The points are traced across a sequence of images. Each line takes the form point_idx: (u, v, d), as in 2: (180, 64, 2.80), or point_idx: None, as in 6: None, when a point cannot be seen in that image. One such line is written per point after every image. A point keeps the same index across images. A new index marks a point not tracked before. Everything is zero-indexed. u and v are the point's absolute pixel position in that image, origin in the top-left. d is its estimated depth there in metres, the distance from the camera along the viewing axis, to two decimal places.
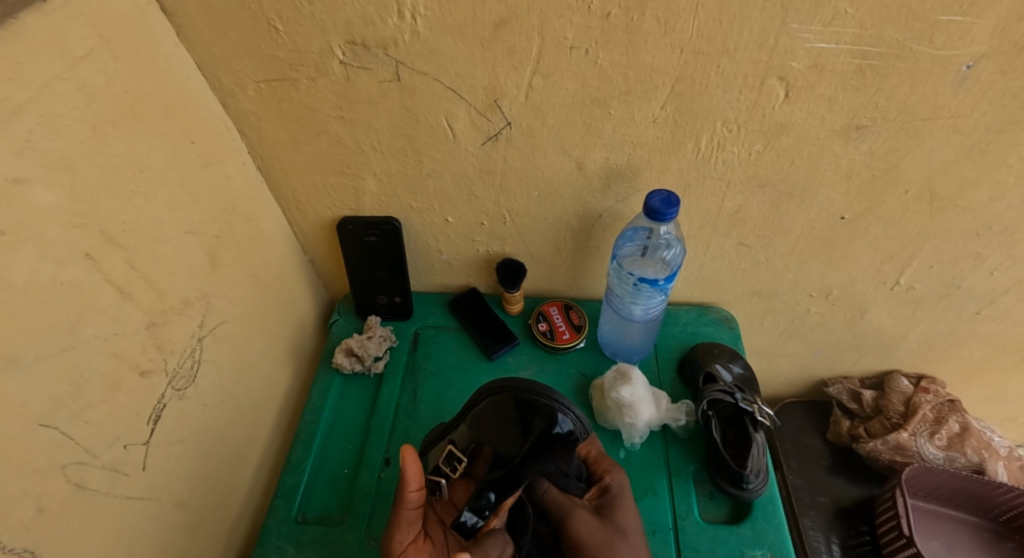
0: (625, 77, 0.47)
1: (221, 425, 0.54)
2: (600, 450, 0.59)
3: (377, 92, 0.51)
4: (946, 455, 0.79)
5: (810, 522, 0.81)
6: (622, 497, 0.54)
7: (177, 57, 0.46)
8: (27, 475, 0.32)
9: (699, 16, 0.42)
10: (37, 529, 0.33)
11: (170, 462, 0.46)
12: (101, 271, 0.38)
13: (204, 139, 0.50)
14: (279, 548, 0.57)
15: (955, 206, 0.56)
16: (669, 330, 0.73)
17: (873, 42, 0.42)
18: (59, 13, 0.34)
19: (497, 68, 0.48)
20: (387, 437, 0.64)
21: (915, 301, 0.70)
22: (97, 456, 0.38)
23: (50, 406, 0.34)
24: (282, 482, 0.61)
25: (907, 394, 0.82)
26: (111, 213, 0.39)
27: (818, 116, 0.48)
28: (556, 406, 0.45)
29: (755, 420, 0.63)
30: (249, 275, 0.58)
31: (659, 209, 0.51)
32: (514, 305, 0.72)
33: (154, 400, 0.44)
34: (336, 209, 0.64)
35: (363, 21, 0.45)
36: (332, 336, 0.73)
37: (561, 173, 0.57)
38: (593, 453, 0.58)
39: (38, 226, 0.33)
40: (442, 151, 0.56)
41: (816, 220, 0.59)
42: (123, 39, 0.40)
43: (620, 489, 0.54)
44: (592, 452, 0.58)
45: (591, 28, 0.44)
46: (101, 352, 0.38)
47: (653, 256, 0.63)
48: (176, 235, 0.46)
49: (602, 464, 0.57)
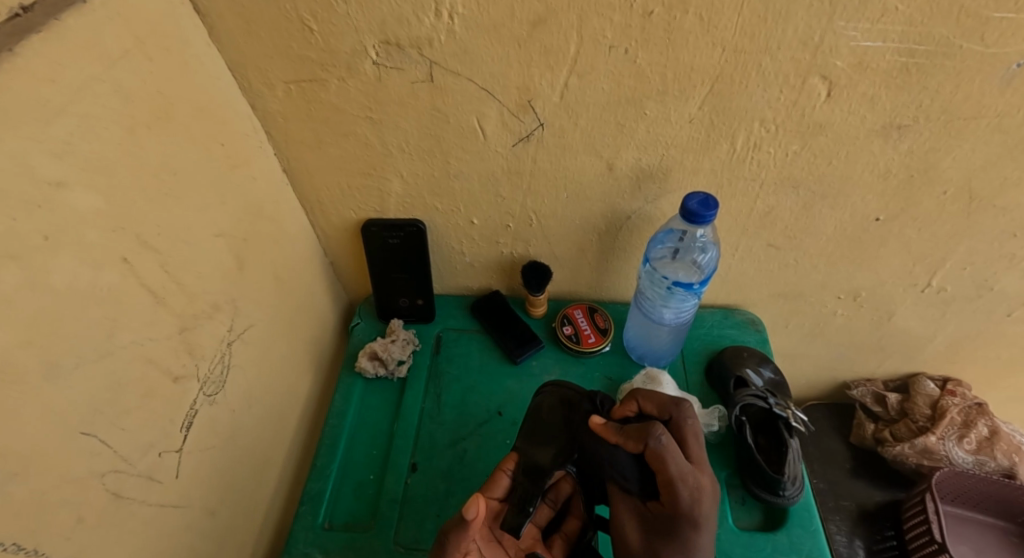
0: (662, 76, 0.46)
1: (248, 431, 0.53)
2: (676, 465, 0.43)
3: (407, 93, 0.50)
4: (976, 459, 0.78)
5: (836, 526, 0.80)
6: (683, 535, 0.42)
7: (207, 58, 0.46)
8: (68, 484, 0.32)
9: (742, 14, 0.41)
10: (78, 538, 0.33)
11: (200, 468, 0.46)
12: (136, 275, 0.37)
13: (232, 141, 0.49)
14: (307, 554, 0.56)
15: (992, 207, 0.55)
16: (696, 332, 0.73)
17: (921, 39, 0.42)
18: (97, 13, 0.34)
19: (532, 68, 0.47)
20: (413, 442, 0.63)
21: (945, 303, 0.69)
22: (134, 465, 0.37)
23: (89, 414, 0.33)
24: (307, 487, 0.60)
25: (933, 397, 0.80)
26: (146, 216, 0.38)
27: (858, 116, 0.48)
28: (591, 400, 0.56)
29: (790, 425, 0.61)
30: (274, 278, 0.57)
31: (697, 210, 0.50)
32: (538, 308, 0.72)
33: (186, 406, 0.43)
34: (360, 211, 0.64)
35: (397, 20, 0.44)
36: (354, 340, 0.72)
37: (591, 174, 0.56)
38: (666, 469, 0.43)
39: (77, 231, 0.32)
40: (471, 151, 0.55)
41: (848, 221, 0.59)
42: (155, 39, 0.39)
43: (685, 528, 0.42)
44: (667, 468, 0.43)
45: (630, 26, 0.43)
46: (137, 358, 0.38)
47: (685, 258, 0.61)
48: (207, 238, 0.45)
49: (672, 489, 0.43)
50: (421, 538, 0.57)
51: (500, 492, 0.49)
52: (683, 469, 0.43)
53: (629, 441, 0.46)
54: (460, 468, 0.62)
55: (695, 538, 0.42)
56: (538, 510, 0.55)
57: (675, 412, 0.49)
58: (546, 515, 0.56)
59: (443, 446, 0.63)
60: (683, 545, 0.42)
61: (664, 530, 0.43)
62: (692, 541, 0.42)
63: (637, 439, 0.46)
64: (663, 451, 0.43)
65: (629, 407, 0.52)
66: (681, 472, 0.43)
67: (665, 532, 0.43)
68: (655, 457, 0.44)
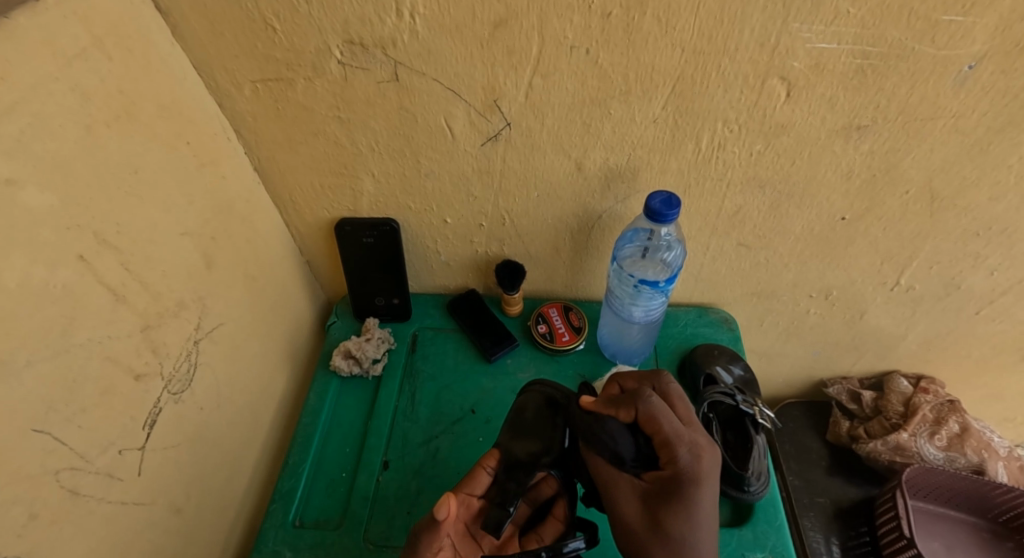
0: (625, 77, 0.47)
1: (217, 428, 0.53)
2: (670, 423, 0.45)
3: (375, 92, 0.50)
4: (946, 456, 0.79)
5: (809, 523, 0.81)
6: (688, 495, 0.42)
7: (171, 57, 0.46)
8: (21, 481, 0.32)
9: (699, 15, 0.42)
10: (30, 536, 0.33)
11: (164, 467, 0.46)
12: (94, 274, 0.37)
13: (199, 140, 0.49)
14: (277, 552, 0.56)
15: (954, 206, 0.56)
16: (669, 331, 0.73)
17: (874, 42, 0.42)
18: (52, 11, 0.34)
19: (496, 67, 0.47)
20: (386, 439, 0.64)
21: (914, 302, 0.70)
22: (92, 463, 0.37)
23: (42, 411, 0.33)
24: (279, 486, 0.60)
25: (906, 395, 0.82)
26: (106, 214, 0.38)
27: (818, 117, 0.48)
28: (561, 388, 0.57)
29: (756, 422, 0.63)
30: (246, 277, 0.58)
31: (660, 209, 0.50)
32: (513, 307, 0.72)
33: (149, 404, 0.44)
34: (334, 210, 0.64)
35: (361, 20, 0.44)
36: (330, 338, 0.73)
37: (561, 173, 0.57)
38: (661, 428, 0.45)
39: (29, 229, 0.32)
40: (441, 151, 0.56)
41: (815, 221, 0.59)
42: (116, 38, 0.39)
43: (688, 484, 0.42)
44: (660, 427, 0.45)
45: (590, 28, 0.43)
46: (95, 357, 0.38)
47: (654, 257, 0.63)
48: (171, 236, 0.46)
49: (670, 449, 0.44)
50: (391, 535, 0.57)
51: (480, 489, 0.49)
52: (677, 427, 0.44)
53: (621, 412, 0.47)
54: (432, 466, 0.62)
55: (697, 497, 0.42)
56: (518, 509, 0.56)
57: (654, 383, 0.50)
58: (525, 513, 0.56)
59: (416, 444, 0.63)
60: (684, 501, 0.42)
61: (666, 489, 0.43)
62: (693, 500, 0.42)
63: (627, 408, 0.47)
64: (654, 410, 0.46)
65: (610, 389, 0.52)
66: (674, 429, 0.45)
67: (665, 497, 0.43)
68: (651, 416, 0.46)
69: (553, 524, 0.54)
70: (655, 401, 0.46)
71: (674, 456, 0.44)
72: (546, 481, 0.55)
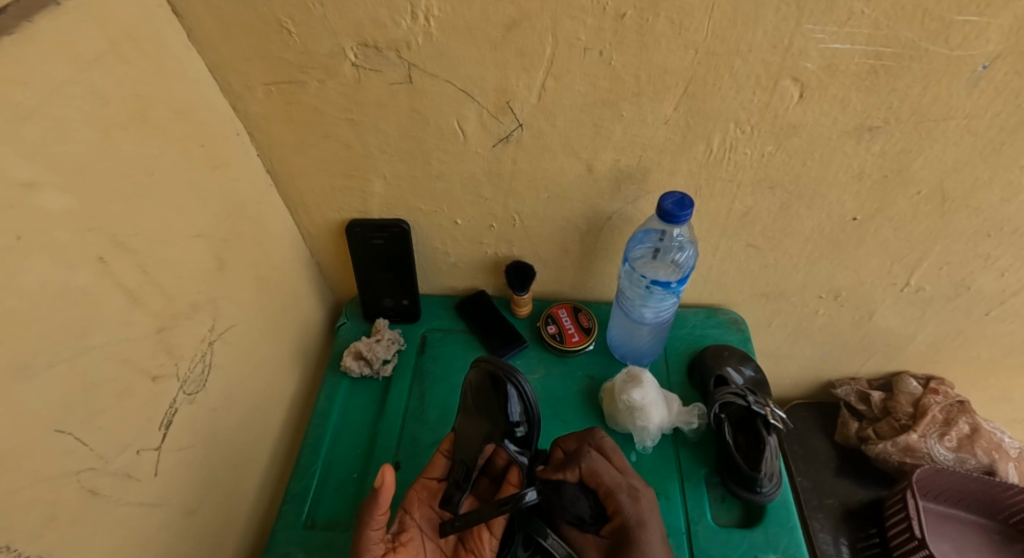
0: (637, 78, 0.47)
1: (230, 429, 0.53)
2: (608, 475, 0.50)
3: (387, 94, 0.50)
4: (957, 456, 0.79)
5: (819, 524, 0.81)
6: (637, 537, 0.46)
7: (186, 60, 0.46)
8: (39, 483, 0.32)
9: (712, 16, 0.42)
10: (49, 537, 0.33)
11: (179, 467, 0.46)
12: (112, 275, 0.38)
13: (212, 142, 0.49)
14: (289, 553, 0.56)
15: (966, 207, 0.56)
16: (678, 332, 0.73)
17: (887, 42, 0.42)
18: (70, 15, 0.34)
19: (508, 69, 0.47)
20: (396, 440, 0.64)
21: (924, 303, 0.70)
22: (109, 463, 0.38)
23: (62, 413, 0.34)
24: (290, 487, 0.61)
25: (916, 395, 0.81)
26: (123, 217, 0.39)
27: (830, 117, 0.48)
28: (511, 373, 0.53)
29: (768, 423, 0.62)
30: (257, 279, 0.58)
31: (672, 210, 0.50)
32: (522, 308, 0.72)
33: (165, 405, 0.44)
34: (344, 212, 0.64)
35: (374, 23, 0.45)
36: (339, 340, 0.73)
37: (571, 175, 0.57)
38: (603, 480, 0.49)
39: (49, 231, 0.32)
40: (452, 152, 0.56)
41: (826, 221, 0.59)
42: (132, 42, 0.40)
43: (634, 527, 0.46)
44: (603, 479, 0.50)
45: (603, 29, 0.43)
46: (112, 357, 0.38)
47: (664, 258, 0.62)
48: (185, 239, 0.46)
49: (613, 498, 0.49)
50: None
51: (439, 472, 0.55)
52: (616, 479, 0.49)
53: (567, 473, 0.51)
54: None
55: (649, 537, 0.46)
56: (478, 482, 0.57)
57: (590, 438, 0.54)
58: (486, 488, 0.57)
59: (426, 445, 0.63)
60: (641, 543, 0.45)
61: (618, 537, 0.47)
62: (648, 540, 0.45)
63: (573, 468, 0.51)
64: (594, 465, 0.50)
65: (555, 455, 0.55)
66: (613, 479, 0.50)
67: (620, 545, 0.46)
68: (592, 471, 0.50)
69: (509, 490, 0.54)
70: (593, 455, 0.51)
71: (619, 506, 0.48)
72: (499, 452, 0.57)
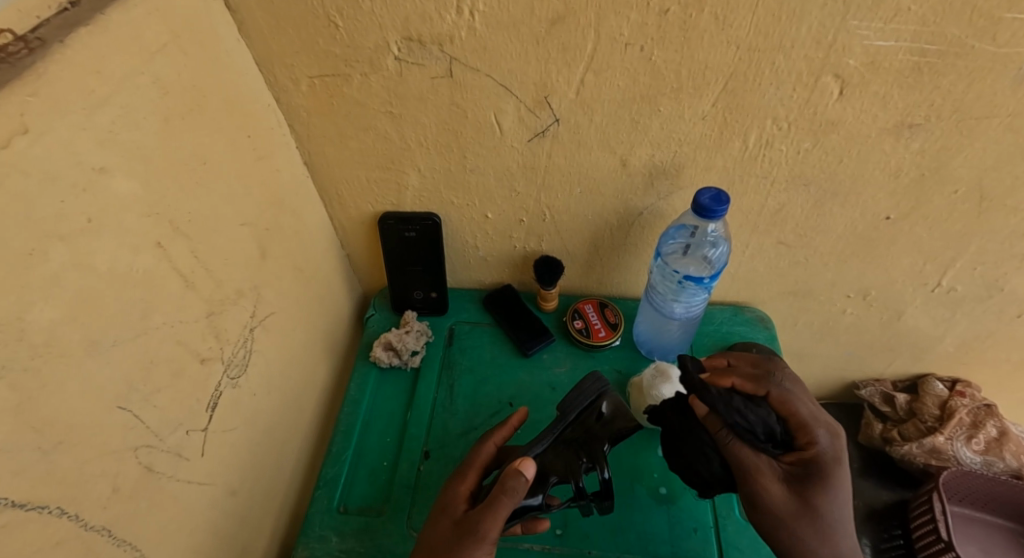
0: (677, 74, 0.47)
1: (269, 415, 0.55)
2: (799, 415, 0.52)
3: (428, 88, 0.51)
4: (984, 460, 0.81)
5: None
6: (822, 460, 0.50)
7: (237, 52, 0.47)
8: (105, 456, 0.33)
9: (757, 12, 0.42)
10: (112, 508, 0.34)
11: (223, 449, 0.47)
12: (169, 261, 0.39)
13: (257, 133, 0.51)
14: (323, 536, 0.57)
15: (1004, 206, 0.55)
16: (705, 328, 0.74)
17: (932, 39, 0.42)
18: (138, 7, 0.35)
19: (550, 64, 0.48)
20: (425, 429, 0.65)
21: (955, 303, 0.69)
22: (164, 440, 0.39)
23: (125, 390, 0.35)
24: (323, 473, 0.62)
25: (942, 398, 0.80)
26: (178, 204, 0.40)
27: (870, 115, 0.48)
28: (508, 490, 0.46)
29: None
30: (294, 268, 0.59)
31: (709, 205, 0.51)
32: (549, 302, 0.73)
33: (211, 388, 0.45)
34: (378, 204, 0.65)
35: (421, 17, 0.46)
36: (368, 331, 0.74)
37: (605, 171, 0.57)
38: (801, 409, 0.52)
39: (118, 216, 0.34)
40: (487, 146, 0.56)
41: (859, 220, 0.59)
42: (191, 34, 0.41)
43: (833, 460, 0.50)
44: (796, 409, 0.52)
45: (646, 25, 0.44)
46: (168, 340, 0.39)
47: (695, 253, 0.62)
48: (233, 226, 0.47)
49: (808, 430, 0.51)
50: None
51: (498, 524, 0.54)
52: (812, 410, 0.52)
53: (748, 385, 0.54)
54: None
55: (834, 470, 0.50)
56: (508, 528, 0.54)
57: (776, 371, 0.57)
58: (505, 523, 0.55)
59: (455, 435, 0.64)
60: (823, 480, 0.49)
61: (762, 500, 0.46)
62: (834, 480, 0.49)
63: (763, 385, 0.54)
64: (787, 394, 0.53)
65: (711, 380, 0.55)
66: (801, 414, 0.52)
67: (812, 472, 0.49)
68: (784, 399, 0.52)
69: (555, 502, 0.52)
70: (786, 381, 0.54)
71: (813, 440, 0.51)
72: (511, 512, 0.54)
